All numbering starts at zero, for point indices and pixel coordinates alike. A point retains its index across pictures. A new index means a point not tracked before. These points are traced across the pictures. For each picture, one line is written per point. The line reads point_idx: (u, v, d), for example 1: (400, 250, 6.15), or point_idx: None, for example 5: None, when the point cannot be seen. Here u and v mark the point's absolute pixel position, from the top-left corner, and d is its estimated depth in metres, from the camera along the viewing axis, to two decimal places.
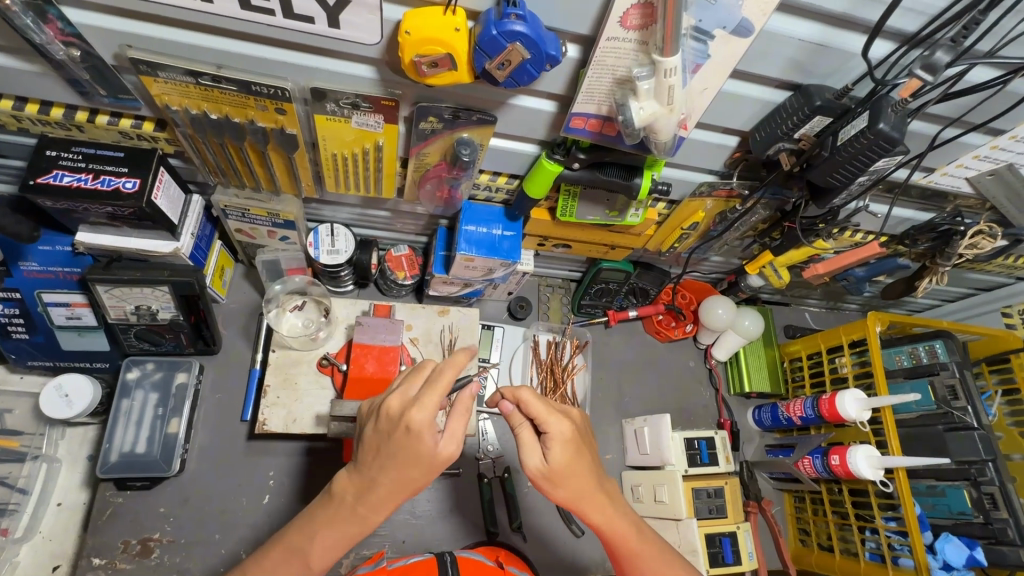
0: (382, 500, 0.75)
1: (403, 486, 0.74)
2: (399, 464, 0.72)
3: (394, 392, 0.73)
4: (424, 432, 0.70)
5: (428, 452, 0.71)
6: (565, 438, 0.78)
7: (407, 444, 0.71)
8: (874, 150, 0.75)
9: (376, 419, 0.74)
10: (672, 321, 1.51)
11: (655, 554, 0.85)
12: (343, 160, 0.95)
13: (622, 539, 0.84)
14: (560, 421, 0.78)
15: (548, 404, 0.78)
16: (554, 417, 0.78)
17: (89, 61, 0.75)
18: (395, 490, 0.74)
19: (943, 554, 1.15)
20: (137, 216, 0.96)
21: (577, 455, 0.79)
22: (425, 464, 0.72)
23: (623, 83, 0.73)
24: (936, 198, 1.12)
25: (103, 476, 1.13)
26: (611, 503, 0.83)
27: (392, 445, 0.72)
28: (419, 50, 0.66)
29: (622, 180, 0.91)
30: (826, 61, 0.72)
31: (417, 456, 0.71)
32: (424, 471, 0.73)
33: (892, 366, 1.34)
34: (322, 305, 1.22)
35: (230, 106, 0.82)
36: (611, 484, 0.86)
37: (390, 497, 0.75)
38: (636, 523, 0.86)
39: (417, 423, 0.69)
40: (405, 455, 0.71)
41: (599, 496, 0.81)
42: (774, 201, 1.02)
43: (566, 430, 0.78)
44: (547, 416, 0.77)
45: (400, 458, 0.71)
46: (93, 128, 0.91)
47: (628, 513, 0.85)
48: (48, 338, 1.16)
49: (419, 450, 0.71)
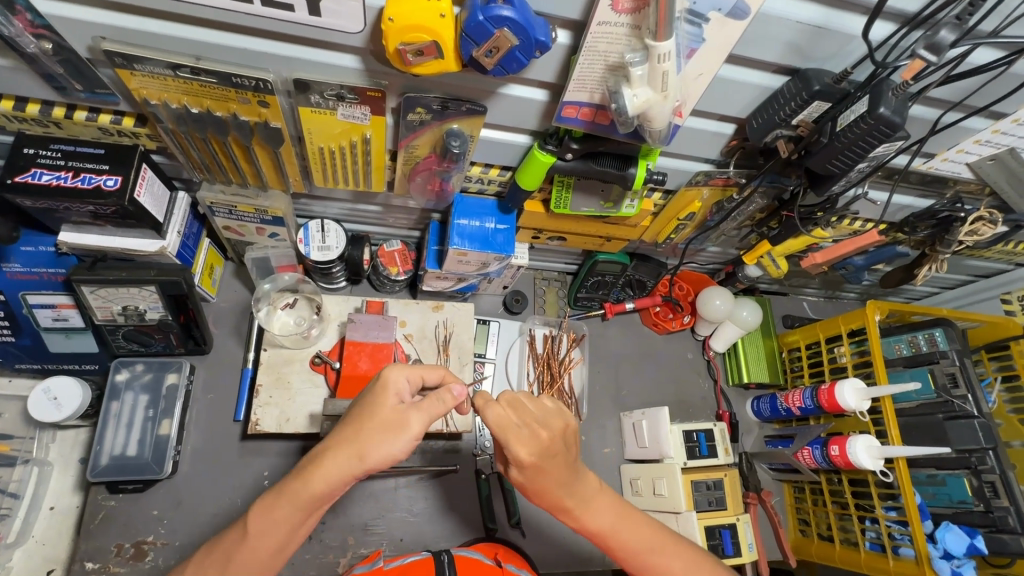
0: (326, 456, 0.70)
1: (353, 441, 0.69)
2: (355, 415, 0.71)
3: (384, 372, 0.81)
4: (389, 385, 0.72)
5: (386, 403, 0.70)
6: (525, 462, 0.75)
7: (370, 394, 0.72)
8: (874, 135, 0.74)
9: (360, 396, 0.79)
10: (669, 313, 1.51)
11: (641, 544, 0.84)
12: (331, 154, 0.92)
13: (600, 535, 0.83)
14: (517, 447, 0.74)
15: (508, 430, 0.74)
16: (512, 445, 0.74)
17: (61, 55, 0.73)
18: (342, 447, 0.69)
19: (943, 544, 1.14)
20: (120, 215, 0.94)
21: (541, 474, 0.77)
22: (377, 419, 0.69)
23: (616, 69, 0.71)
24: (936, 183, 1.09)
25: (94, 479, 1.12)
26: (580, 512, 0.82)
27: (359, 400, 0.74)
28: (402, 38, 0.64)
29: (617, 170, 0.89)
30: (826, 44, 0.70)
31: (374, 406, 0.70)
32: (376, 426, 0.69)
33: (891, 355, 1.33)
34: (314, 302, 1.20)
35: (211, 100, 0.80)
36: (589, 485, 0.83)
37: (337, 453, 0.69)
38: (615, 520, 0.84)
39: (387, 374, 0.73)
40: (364, 407, 0.71)
41: (567, 507, 0.81)
42: (771, 189, 1.00)
43: (524, 457, 0.74)
44: (503, 443, 0.74)
45: (360, 409, 0.71)
46: (72, 124, 0.88)
47: (605, 517, 0.83)
48: (35, 340, 1.13)
49: (378, 400, 0.71)
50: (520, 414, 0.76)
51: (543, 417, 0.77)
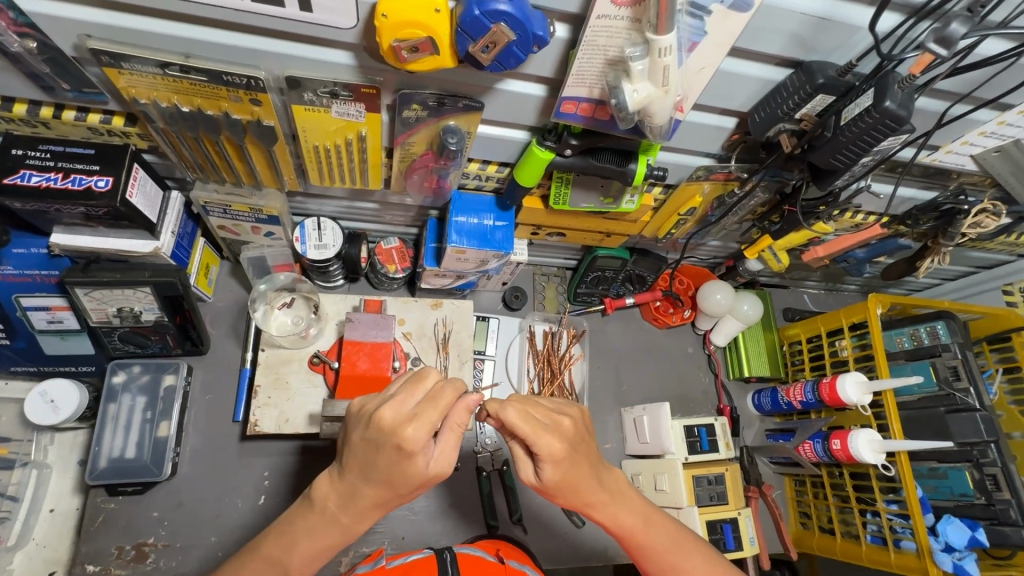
0: (364, 508, 0.74)
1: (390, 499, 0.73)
2: (384, 479, 0.70)
3: (388, 401, 0.68)
4: (414, 453, 0.67)
5: (416, 470, 0.69)
6: (559, 455, 0.74)
7: (394, 459, 0.68)
8: (880, 130, 0.72)
9: (365, 426, 0.69)
10: (670, 307, 1.48)
11: (664, 539, 0.85)
12: (326, 152, 0.91)
13: (627, 533, 0.84)
14: (550, 440, 0.72)
15: (535, 427, 0.72)
16: (543, 438, 0.72)
17: (47, 54, 0.71)
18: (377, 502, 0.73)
19: (944, 536, 1.13)
20: (112, 216, 0.92)
21: (572, 467, 0.76)
22: (412, 482, 0.70)
23: (616, 64, 0.69)
24: (939, 175, 1.08)
25: (93, 482, 1.11)
26: (612, 500, 0.82)
27: (380, 460, 0.69)
28: (397, 34, 0.62)
29: (616, 166, 0.87)
30: (830, 36, 0.69)
31: (405, 472, 0.69)
32: (412, 487, 0.72)
33: (893, 349, 1.32)
34: (311, 301, 1.19)
35: (202, 98, 0.78)
36: (616, 478, 0.84)
37: (374, 507, 0.74)
38: (644, 517, 0.85)
39: (410, 443, 0.66)
40: (394, 471, 0.69)
41: (603, 498, 0.80)
42: (773, 183, 0.99)
43: (557, 448, 0.73)
44: (533, 438, 0.72)
45: (386, 472, 0.69)
46: (61, 124, 0.87)
47: (635, 509, 0.84)
48: (30, 343, 1.12)
49: (408, 468, 0.69)
50: (539, 410, 0.76)
51: (557, 410, 0.78)
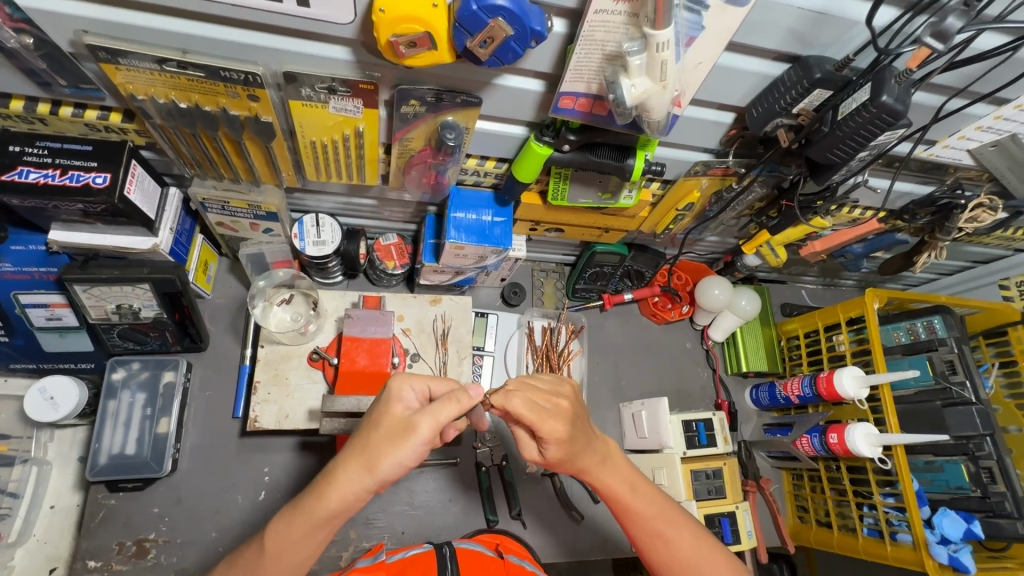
0: (343, 476, 0.70)
1: (369, 456, 0.69)
2: (365, 425, 0.72)
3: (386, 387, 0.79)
4: (394, 393, 0.71)
5: (394, 411, 0.70)
6: (562, 438, 0.75)
7: (379, 406, 0.72)
8: (877, 124, 0.72)
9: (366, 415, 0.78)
10: (668, 303, 1.50)
11: (654, 507, 0.84)
12: (325, 147, 0.91)
13: (614, 496, 0.84)
14: (555, 425, 0.74)
15: (539, 413, 0.74)
16: (548, 423, 0.74)
17: (43, 49, 0.71)
18: (354, 455, 0.70)
19: (940, 529, 1.14)
20: (110, 213, 0.92)
21: (574, 447, 0.78)
22: (385, 429, 0.69)
23: (613, 59, 0.69)
24: (936, 170, 1.08)
25: (93, 478, 1.11)
26: (602, 463, 0.83)
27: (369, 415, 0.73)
28: (394, 29, 0.62)
29: (614, 161, 0.87)
30: (826, 31, 0.69)
31: (381, 415, 0.71)
32: (390, 443, 0.69)
33: (890, 343, 1.33)
34: (310, 297, 1.19)
35: (200, 94, 0.78)
36: (604, 444, 0.85)
37: (353, 474, 0.69)
38: (631, 483, 0.85)
39: (394, 388, 0.72)
40: (373, 417, 0.71)
41: (593, 461, 0.81)
42: (771, 178, 0.99)
43: (561, 432, 0.75)
44: (538, 423, 0.74)
45: (371, 424, 0.71)
46: (58, 120, 0.87)
47: (623, 475, 0.85)
48: (29, 340, 1.12)
49: (388, 409, 0.71)
50: (539, 394, 0.76)
51: (555, 389, 0.79)
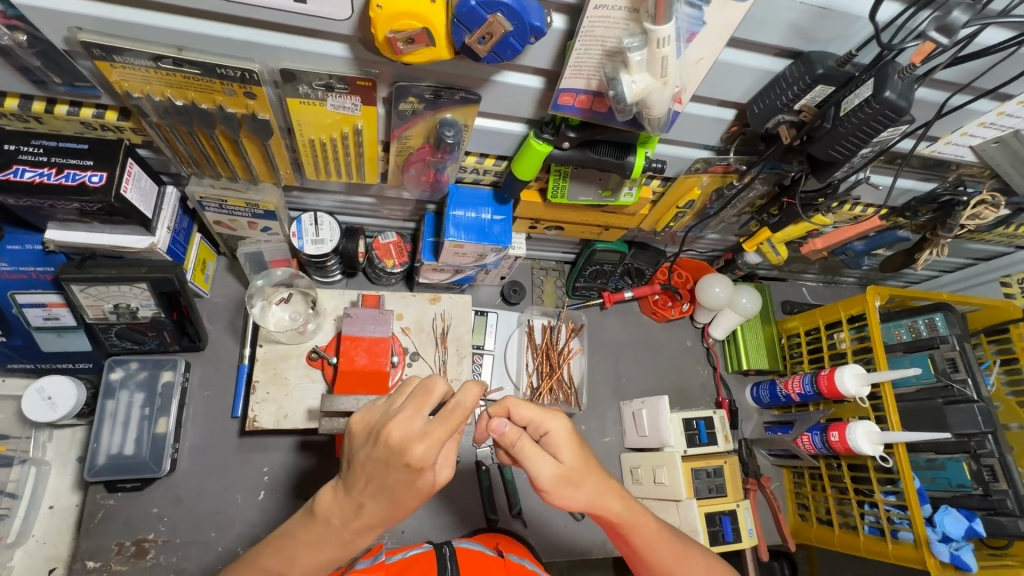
0: (367, 526, 0.72)
1: (395, 515, 0.72)
2: (392, 494, 0.69)
3: (396, 419, 0.67)
4: (423, 467, 0.67)
5: (422, 485, 0.69)
6: (573, 435, 0.79)
7: (406, 478, 0.68)
8: (880, 120, 0.72)
9: (371, 445, 0.69)
10: (668, 301, 1.50)
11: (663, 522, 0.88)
12: (322, 145, 0.90)
13: (633, 520, 0.84)
14: (559, 418, 0.79)
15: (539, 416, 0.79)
16: (554, 416, 0.79)
17: (37, 47, 0.70)
18: (384, 513, 0.71)
19: (942, 527, 1.13)
20: (107, 211, 0.92)
21: (585, 452, 0.80)
22: (417, 495, 0.70)
23: (613, 55, 0.68)
24: (938, 166, 1.07)
25: (91, 478, 1.11)
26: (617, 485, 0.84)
27: (389, 479, 0.68)
28: (392, 25, 0.61)
29: (615, 159, 0.87)
30: (829, 26, 0.68)
31: (413, 486, 0.68)
32: (414, 503, 0.71)
33: (891, 341, 1.32)
34: (309, 296, 1.18)
35: (196, 91, 0.78)
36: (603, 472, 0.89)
37: (377, 524, 0.73)
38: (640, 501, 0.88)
39: (425, 463, 0.67)
40: (401, 488, 0.68)
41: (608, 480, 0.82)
42: (772, 175, 0.98)
43: (569, 428, 0.79)
44: (545, 416, 0.79)
45: (394, 491, 0.69)
46: (53, 119, 0.86)
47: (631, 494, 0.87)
48: (27, 340, 1.11)
49: (416, 483, 0.68)
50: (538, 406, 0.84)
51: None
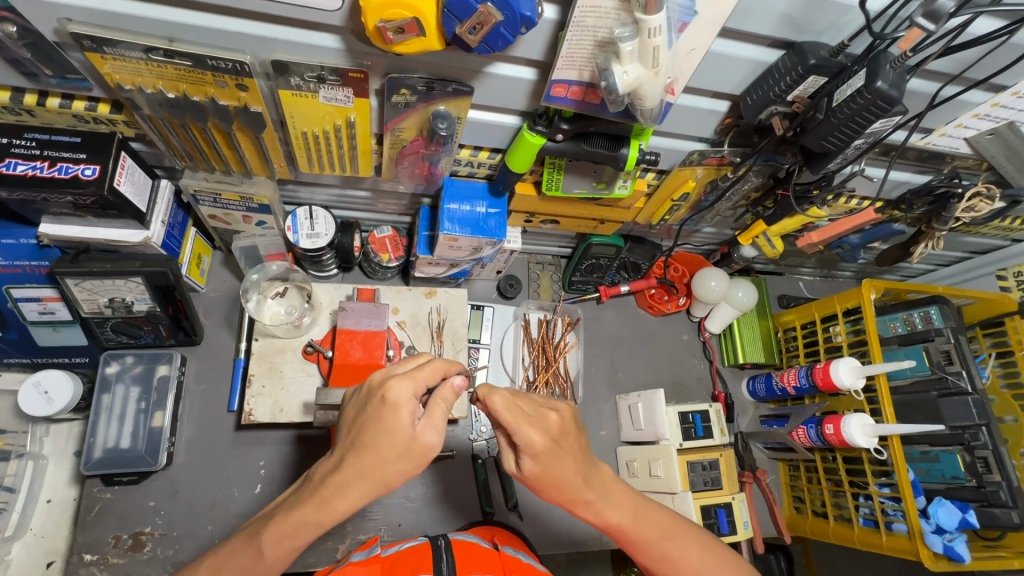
0: (347, 482, 0.68)
1: (375, 473, 0.68)
2: (369, 440, 0.67)
3: (382, 368, 0.72)
4: (398, 405, 0.67)
5: (401, 430, 0.67)
6: (539, 447, 0.72)
7: (382, 419, 0.67)
8: (872, 111, 0.72)
9: (358, 395, 0.72)
10: (664, 295, 1.49)
11: (656, 531, 0.83)
12: (316, 138, 0.90)
13: (618, 528, 0.81)
14: (529, 431, 0.71)
15: (518, 414, 0.71)
16: (523, 428, 0.71)
17: (27, 39, 0.70)
18: (362, 473, 0.68)
19: (936, 518, 1.15)
20: (100, 205, 0.92)
21: (554, 462, 0.74)
22: (394, 445, 0.67)
23: (605, 46, 0.68)
24: (934, 159, 1.07)
25: (88, 472, 1.11)
26: (598, 499, 0.78)
27: (366, 421, 0.68)
28: (382, 15, 0.61)
29: (608, 151, 0.87)
30: (821, 16, 0.68)
31: (387, 428, 0.66)
32: (393, 460, 0.67)
33: (886, 334, 1.32)
34: (304, 291, 1.18)
35: (187, 83, 0.78)
36: (603, 475, 0.80)
37: (358, 483, 0.69)
38: (634, 512, 0.82)
39: (396, 399, 0.67)
40: (377, 431, 0.67)
41: (587, 495, 0.77)
42: (767, 167, 0.98)
43: (537, 440, 0.72)
44: (514, 428, 0.71)
45: (371, 435, 0.67)
46: (46, 111, 0.86)
47: (623, 504, 0.81)
48: (22, 334, 1.11)
49: (392, 425, 0.67)
50: (527, 401, 0.75)
51: (548, 402, 0.76)
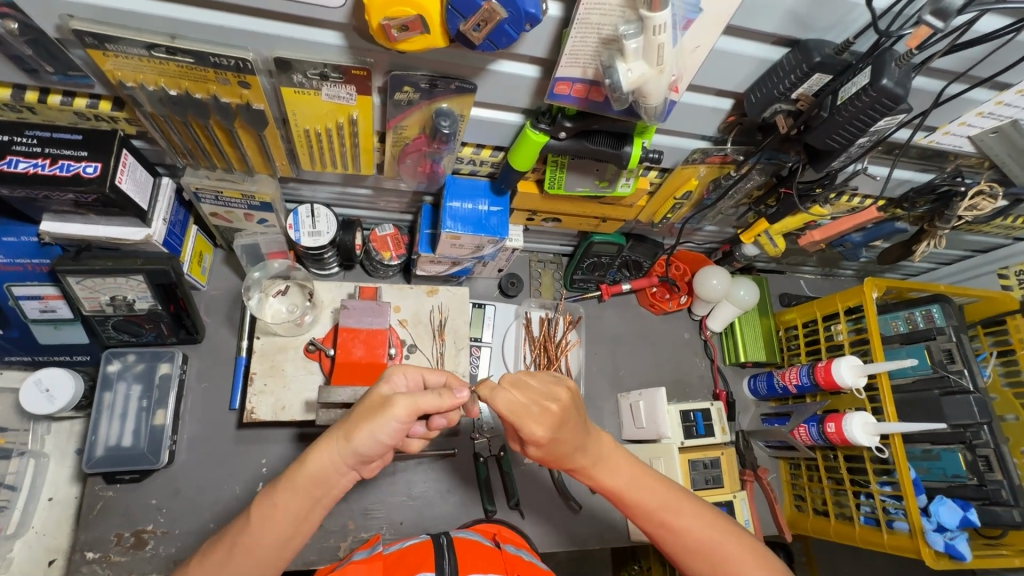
0: (325, 436, 0.75)
1: (345, 425, 0.74)
2: (358, 403, 0.77)
3: None
4: (388, 379, 0.78)
5: (379, 392, 0.76)
6: (543, 439, 0.74)
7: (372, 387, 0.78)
8: (877, 108, 0.72)
9: None
10: (666, 293, 1.49)
11: (657, 499, 0.82)
12: (318, 136, 0.90)
13: (615, 493, 0.82)
14: (536, 426, 0.73)
15: (521, 412, 0.73)
16: (529, 424, 0.73)
17: (29, 35, 0.70)
18: (338, 427, 0.75)
19: (937, 516, 1.14)
20: (102, 203, 0.91)
21: (560, 446, 0.76)
22: (368, 405, 0.74)
23: (609, 43, 0.68)
24: (936, 157, 1.07)
25: (90, 470, 1.11)
26: (596, 463, 0.81)
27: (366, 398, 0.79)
28: (387, 12, 0.61)
29: (611, 149, 0.86)
30: (827, 13, 0.68)
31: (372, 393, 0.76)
32: (363, 418, 0.72)
33: (888, 333, 1.32)
34: (306, 289, 1.18)
35: (190, 80, 0.77)
36: (602, 441, 0.82)
37: (331, 439, 0.74)
38: (632, 478, 0.82)
39: (389, 374, 0.79)
40: (367, 398, 0.77)
41: (587, 461, 0.80)
42: (769, 166, 0.99)
43: (541, 434, 0.73)
44: (519, 425, 0.73)
45: (360, 400, 0.77)
46: (47, 109, 0.86)
47: (621, 471, 0.82)
48: (23, 332, 1.11)
49: (375, 390, 0.76)
50: (527, 393, 0.75)
51: (547, 390, 0.76)
